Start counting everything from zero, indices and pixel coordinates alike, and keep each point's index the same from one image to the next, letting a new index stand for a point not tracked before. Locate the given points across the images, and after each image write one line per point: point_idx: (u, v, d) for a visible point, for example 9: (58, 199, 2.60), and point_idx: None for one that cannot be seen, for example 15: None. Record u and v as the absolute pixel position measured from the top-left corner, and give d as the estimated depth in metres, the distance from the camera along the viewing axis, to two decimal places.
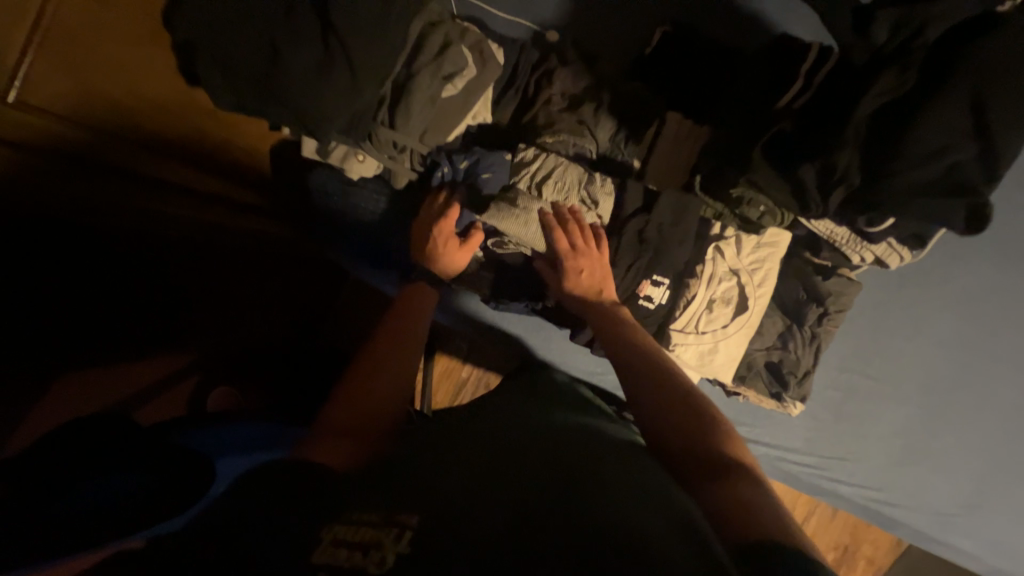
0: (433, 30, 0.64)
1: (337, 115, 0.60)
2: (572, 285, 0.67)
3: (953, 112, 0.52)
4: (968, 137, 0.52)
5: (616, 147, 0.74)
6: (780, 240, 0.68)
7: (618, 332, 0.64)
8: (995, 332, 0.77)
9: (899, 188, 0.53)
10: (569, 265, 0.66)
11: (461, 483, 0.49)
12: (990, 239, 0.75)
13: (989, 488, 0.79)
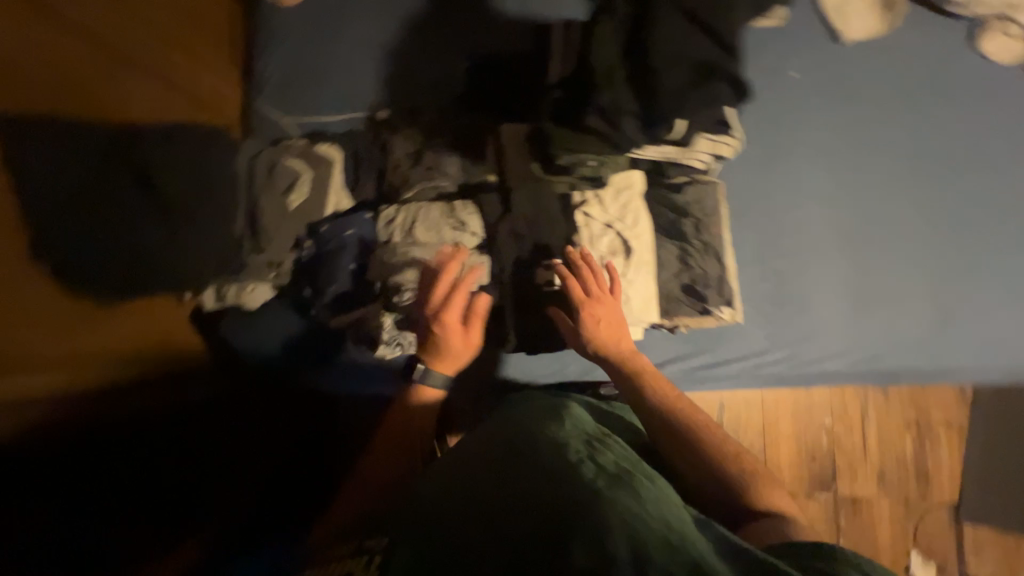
0: (260, 160, 0.78)
1: (210, 260, 0.74)
2: (591, 334, 0.71)
3: (664, 32, 0.66)
4: (690, 39, 0.65)
5: (468, 175, 0.78)
6: (632, 179, 0.73)
7: (637, 372, 0.71)
8: (865, 164, 0.82)
9: (667, 95, 0.64)
10: (586, 313, 0.70)
11: (430, 501, 0.51)
12: (801, 94, 0.83)
13: (954, 291, 0.79)
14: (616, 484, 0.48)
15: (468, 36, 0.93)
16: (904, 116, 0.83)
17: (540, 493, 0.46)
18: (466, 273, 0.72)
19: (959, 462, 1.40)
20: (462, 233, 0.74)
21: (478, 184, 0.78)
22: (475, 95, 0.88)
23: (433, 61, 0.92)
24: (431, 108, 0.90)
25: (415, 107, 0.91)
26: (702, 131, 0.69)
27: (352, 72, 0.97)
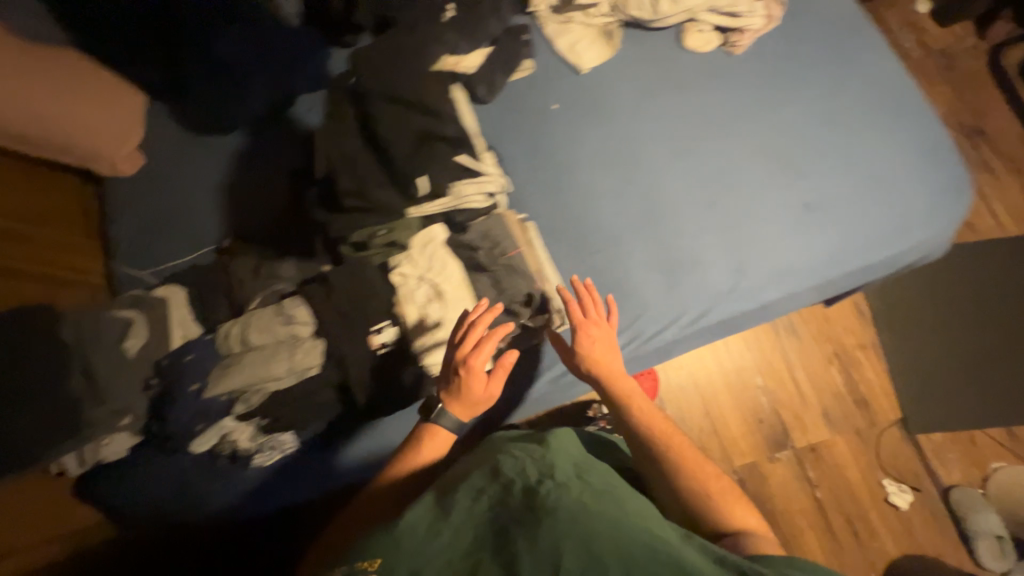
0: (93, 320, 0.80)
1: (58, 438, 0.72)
2: (584, 347, 0.77)
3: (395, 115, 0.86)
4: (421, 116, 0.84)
5: (305, 267, 0.93)
6: (433, 233, 0.82)
7: (629, 386, 0.78)
8: (634, 155, 0.94)
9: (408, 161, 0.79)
10: (581, 328, 0.76)
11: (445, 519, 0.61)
12: (564, 121, 0.98)
13: (740, 241, 0.87)
14: (609, 500, 0.63)
15: (286, 157, 1.07)
16: (652, 108, 0.96)
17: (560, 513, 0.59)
18: (298, 360, 0.76)
19: (888, 376, 1.46)
20: (292, 325, 0.79)
21: (314, 271, 0.92)
22: (300, 203, 0.99)
23: (262, 186, 1.05)
24: (264, 224, 1.00)
25: (252, 227, 1.01)
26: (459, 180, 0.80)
27: (196, 216, 1.07)
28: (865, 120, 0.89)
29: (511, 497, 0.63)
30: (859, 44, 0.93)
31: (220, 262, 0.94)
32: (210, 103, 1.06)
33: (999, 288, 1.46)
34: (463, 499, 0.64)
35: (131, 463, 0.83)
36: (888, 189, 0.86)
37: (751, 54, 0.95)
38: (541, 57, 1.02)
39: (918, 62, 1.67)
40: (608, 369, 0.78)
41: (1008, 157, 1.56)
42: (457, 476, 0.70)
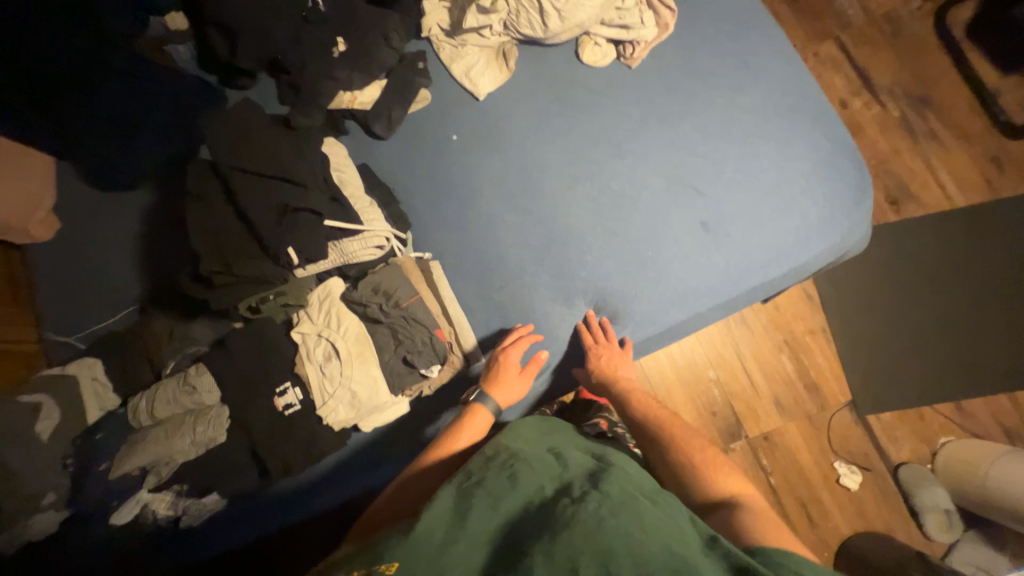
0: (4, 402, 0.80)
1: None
2: (597, 368, 0.85)
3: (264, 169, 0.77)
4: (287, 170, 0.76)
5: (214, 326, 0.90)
6: (329, 288, 0.82)
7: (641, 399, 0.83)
8: (534, 181, 0.93)
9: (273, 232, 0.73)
10: (591, 355, 0.87)
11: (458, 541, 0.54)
12: (464, 152, 0.96)
13: (642, 265, 0.86)
14: (635, 505, 0.57)
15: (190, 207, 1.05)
16: (550, 130, 0.94)
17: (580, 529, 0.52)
18: (200, 433, 0.78)
19: (838, 360, 1.46)
20: (196, 396, 0.81)
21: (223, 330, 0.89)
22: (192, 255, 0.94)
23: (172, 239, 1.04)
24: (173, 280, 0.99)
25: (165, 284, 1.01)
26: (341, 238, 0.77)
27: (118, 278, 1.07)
28: (765, 130, 0.86)
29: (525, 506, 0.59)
30: (757, 47, 0.89)
31: (136, 326, 0.92)
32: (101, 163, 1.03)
33: (946, 262, 1.45)
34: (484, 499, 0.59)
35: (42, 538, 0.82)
36: (787, 202, 0.83)
37: (648, 67, 0.92)
38: (437, 85, 1.00)
39: (861, 29, 1.61)
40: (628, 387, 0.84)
41: (955, 124, 1.52)
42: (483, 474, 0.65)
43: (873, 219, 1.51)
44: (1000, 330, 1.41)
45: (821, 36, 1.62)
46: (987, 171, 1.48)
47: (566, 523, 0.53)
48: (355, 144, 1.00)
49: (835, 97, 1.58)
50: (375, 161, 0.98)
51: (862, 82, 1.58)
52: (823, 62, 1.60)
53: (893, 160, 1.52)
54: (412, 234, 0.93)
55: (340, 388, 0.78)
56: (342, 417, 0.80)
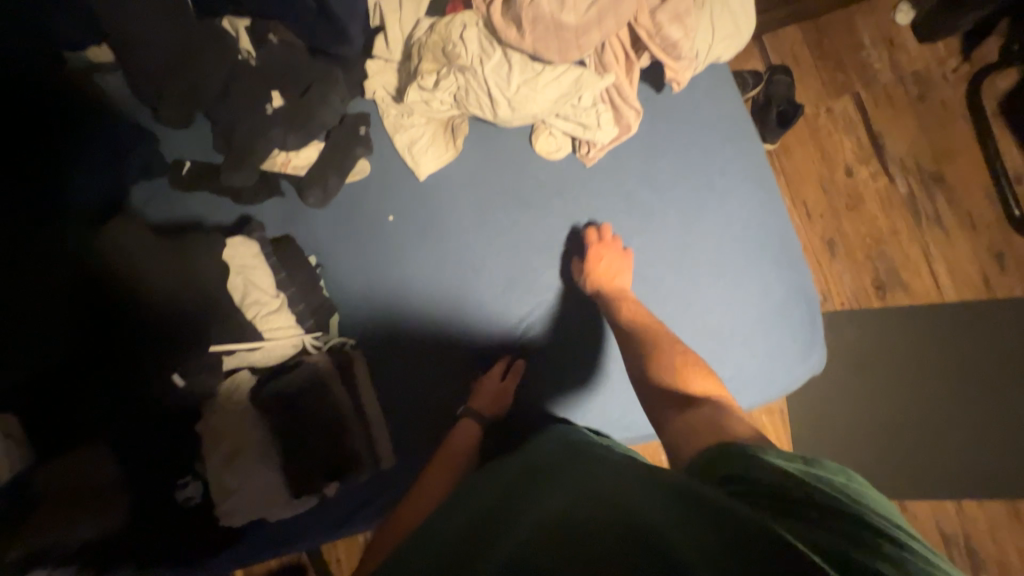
0: None
1: None
2: (596, 259, 0.76)
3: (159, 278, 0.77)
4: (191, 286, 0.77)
5: None
6: (237, 382, 0.82)
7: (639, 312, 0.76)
8: (469, 279, 0.87)
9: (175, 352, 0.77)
10: (590, 252, 0.76)
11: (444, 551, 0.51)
12: (398, 236, 0.90)
13: (569, 368, 0.86)
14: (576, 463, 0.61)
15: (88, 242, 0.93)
16: (490, 225, 0.87)
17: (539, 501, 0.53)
18: (105, 520, 0.77)
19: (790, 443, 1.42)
20: (94, 479, 0.77)
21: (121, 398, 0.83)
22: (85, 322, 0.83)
23: None
24: None
25: None
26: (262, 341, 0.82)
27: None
28: (717, 263, 0.78)
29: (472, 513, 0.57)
30: (725, 165, 0.80)
31: None
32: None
33: (922, 358, 1.38)
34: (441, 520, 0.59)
35: None
36: (726, 347, 0.77)
37: (603, 168, 0.83)
38: (379, 155, 0.91)
39: (885, 87, 1.45)
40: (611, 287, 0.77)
41: (965, 211, 1.40)
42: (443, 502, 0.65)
43: (856, 303, 1.43)
44: (964, 437, 1.35)
45: (839, 91, 1.46)
46: (987, 268, 1.38)
47: (518, 527, 0.49)
48: (288, 210, 0.93)
49: (841, 163, 1.45)
50: (306, 233, 0.92)
51: (874, 150, 1.44)
52: (836, 121, 1.46)
53: (888, 242, 1.42)
54: (336, 319, 0.87)
55: (240, 488, 0.79)
56: (241, 516, 0.80)
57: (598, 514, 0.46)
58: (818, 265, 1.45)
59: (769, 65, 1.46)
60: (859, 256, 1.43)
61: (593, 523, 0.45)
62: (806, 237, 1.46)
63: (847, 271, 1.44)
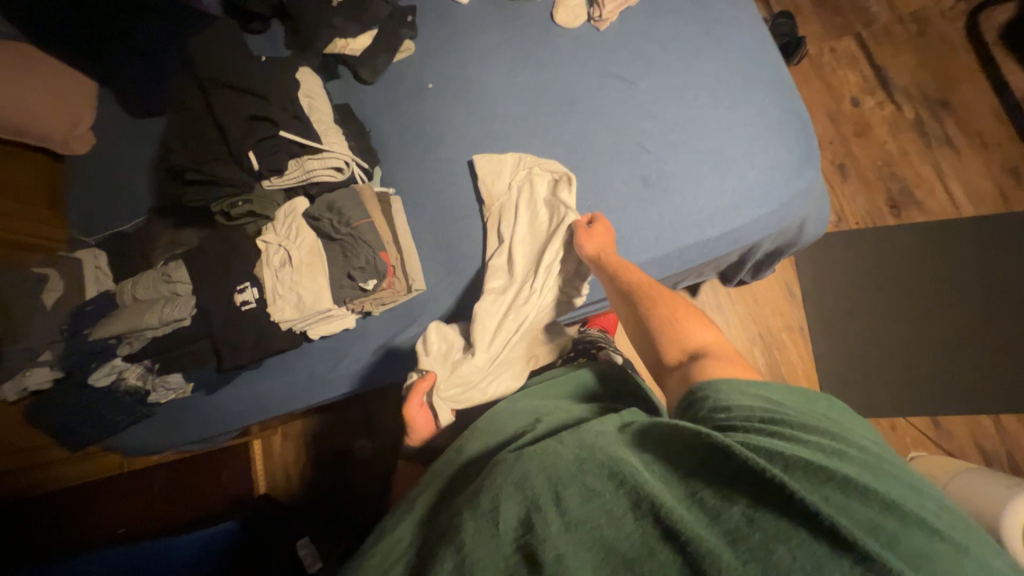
0: (50, 271, 0.97)
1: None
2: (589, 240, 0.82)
3: (235, 61, 0.86)
4: (258, 73, 0.86)
5: (202, 232, 1.02)
6: (294, 206, 0.91)
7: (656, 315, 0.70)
8: (489, 130, 0.99)
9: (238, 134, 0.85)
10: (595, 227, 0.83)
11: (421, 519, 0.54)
12: (434, 99, 1.03)
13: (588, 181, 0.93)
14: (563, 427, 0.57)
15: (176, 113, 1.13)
16: (514, 82, 1.00)
17: (500, 464, 0.51)
18: (167, 315, 0.90)
19: (812, 360, 1.40)
20: (172, 284, 0.92)
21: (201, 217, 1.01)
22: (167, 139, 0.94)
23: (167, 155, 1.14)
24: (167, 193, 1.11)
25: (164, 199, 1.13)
26: (300, 157, 0.86)
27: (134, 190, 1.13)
28: (717, 94, 0.87)
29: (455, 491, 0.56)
30: (721, 16, 0.91)
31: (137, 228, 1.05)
32: (134, 86, 1.18)
33: (941, 272, 1.39)
34: (427, 491, 0.58)
35: (34, 404, 0.94)
36: (728, 163, 0.85)
37: (615, 28, 0.96)
38: (421, 39, 1.08)
39: (885, 26, 1.55)
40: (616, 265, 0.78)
41: (974, 132, 1.45)
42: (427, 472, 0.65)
43: (870, 221, 1.46)
44: (991, 349, 1.33)
45: (840, 31, 1.57)
46: (1001, 182, 1.41)
47: (484, 489, 0.48)
48: (345, 87, 1.09)
49: (846, 94, 1.54)
50: (359, 103, 1.07)
51: (879, 80, 1.52)
52: (838, 59, 1.56)
53: (898, 163, 1.47)
54: (379, 170, 1.01)
55: (289, 290, 0.88)
56: (290, 319, 0.89)
57: (580, 459, 0.47)
58: (830, 188, 1.49)
59: (771, 12, 1.60)
60: (870, 177, 1.48)
61: (570, 472, 0.46)
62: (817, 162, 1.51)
63: (858, 192, 1.48)
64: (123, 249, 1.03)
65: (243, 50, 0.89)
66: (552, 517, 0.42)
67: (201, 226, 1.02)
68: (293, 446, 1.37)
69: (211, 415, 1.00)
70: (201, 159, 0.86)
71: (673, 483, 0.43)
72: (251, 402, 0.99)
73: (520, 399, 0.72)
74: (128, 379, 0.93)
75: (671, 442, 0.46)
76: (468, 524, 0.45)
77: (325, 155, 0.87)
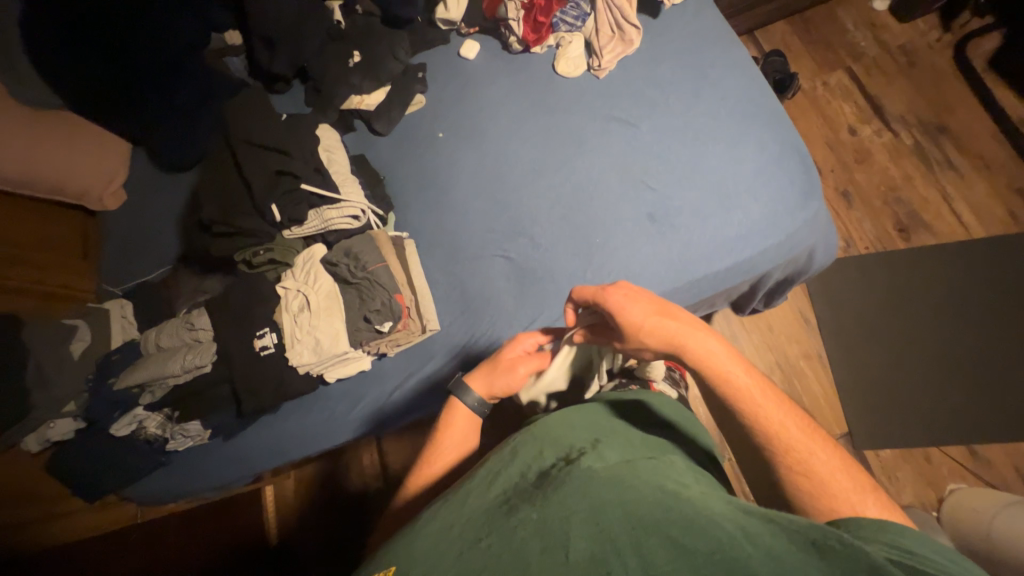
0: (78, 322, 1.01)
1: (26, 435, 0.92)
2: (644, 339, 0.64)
3: (262, 120, 0.92)
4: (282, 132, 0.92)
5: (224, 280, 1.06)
6: (312, 253, 0.95)
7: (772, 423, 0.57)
8: (499, 173, 1.03)
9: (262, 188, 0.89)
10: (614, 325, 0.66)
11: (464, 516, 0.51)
12: (445, 146, 1.08)
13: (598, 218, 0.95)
14: (641, 462, 0.54)
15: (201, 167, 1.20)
16: (521, 127, 1.04)
17: (579, 488, 0.48)
18: (188, 362, 0.92)
19: (833, 388, 1.36)
20: (195, 331, 0.95)
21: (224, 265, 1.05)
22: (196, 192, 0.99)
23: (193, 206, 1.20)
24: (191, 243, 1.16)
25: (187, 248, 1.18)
26: (321, 208, 0.91)
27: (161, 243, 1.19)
28: (717, 132, 0.91)
29: (500, 495, 0.53)
30: (716, 60, 0.96)
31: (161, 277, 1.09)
32: (165, 146, 1.26)
33: (960, 296, 1.37)
34: (475, 488, 0.56)
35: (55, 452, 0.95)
36: (732, 198, 0.87)
37: (615, 75, 1.01)
38: (432, 92, 1.14)
39: (876, 60, 1.61)
40: (733, 385, 0.59)
41: (976, 155, 1.47)
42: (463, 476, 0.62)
43: (880, 245, 1.46)
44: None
45: (832, 66, 1.64)
46: (1010, 203, 1.41)
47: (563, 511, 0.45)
48: (361, 139, 1.15)
49: (843, 124, 1.58)
50: (374, 152, 1.13)
51: (874, 110, 1.57)
52: (832, 91, 1.61)
53: (903, 188, 1.48)
54: (394, 215, 1.05)
55: (307, 335, 0.90)
56: (306, 363, 0.90)
57: (672, 514, 0.43)
58: (836, 213, 1.50)
59: (763, 51, 1.67)
60: (876, 203, 1.49)
61: (663, 522, 0.42)
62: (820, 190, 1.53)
63: (865, 217, 1.48)
64: (148, 298, 1.07)
65: (267, 109, 0.95)
66: (634, 564, 0.39)
67: (222, 273, 1.06)
68: (306, 491, 1.35)
69: (226, 461, 0.99)
70: (230, 211, 0.91)
71: (784, 560, 0.38)
72: (265, 447, 0.99)
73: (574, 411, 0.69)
74: (149, 427, 0.95)
75: (791, 529, 0.42)
76: (536, 544, 0.43)
77: (342, 206, 0.92)
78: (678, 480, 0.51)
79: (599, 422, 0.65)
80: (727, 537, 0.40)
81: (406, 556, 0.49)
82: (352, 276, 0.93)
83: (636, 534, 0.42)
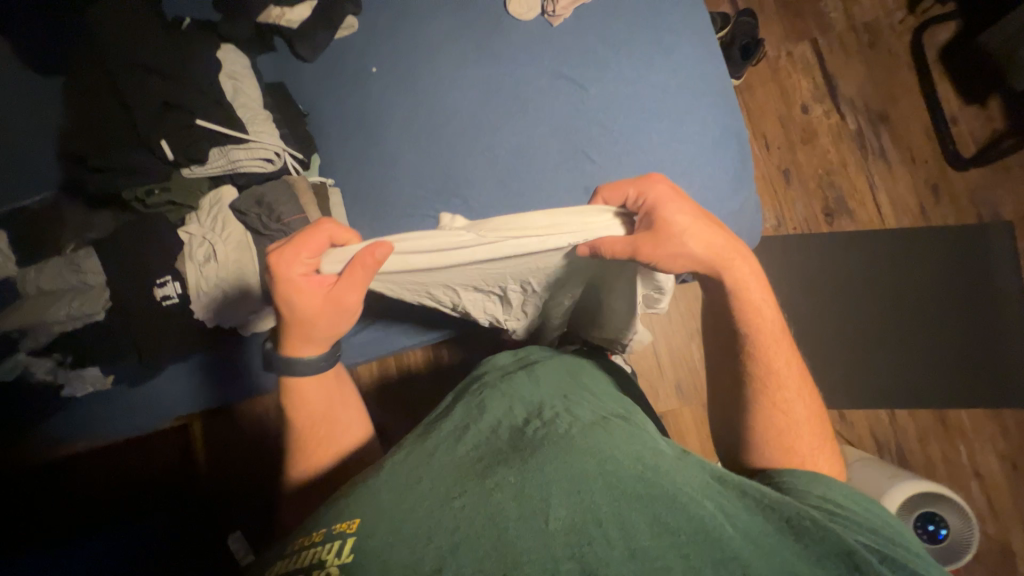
0: None
1: None
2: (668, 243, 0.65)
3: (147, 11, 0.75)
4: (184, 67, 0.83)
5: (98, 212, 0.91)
6: (221, 195, 0.87)
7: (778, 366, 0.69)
8: (435, 120, 0.95)
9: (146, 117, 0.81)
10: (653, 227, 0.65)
11: (441, 461, 0.52)
12: (379, 86, 0.97)
13: (538, 183, 0.90)
14: (613, 432, 0.55)
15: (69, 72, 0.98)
16: (466, 70, 0.95)
17: (564, 460, 0.49)
18: (76, 307, 0.82)
19: None
20: (82, 274, 0.84)
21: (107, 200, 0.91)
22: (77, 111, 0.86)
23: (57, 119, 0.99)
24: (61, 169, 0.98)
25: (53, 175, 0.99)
26: (220, 145, 0.84)
27: (29, 153, 0.98)
28: (665, 107, 0.89)
29: (473, 447, 0.54)
30: (672, 26, 0.92)
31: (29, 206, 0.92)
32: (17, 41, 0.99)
33: (862, 281, 1.50)
34: (444, 439, 0.56)
35: None
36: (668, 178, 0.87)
37: (570, 27, 0.93)
38: (367, 16, 1.00)
39: (840, 36, 1.59)
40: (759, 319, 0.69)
41: (906, 147, 1.54)
42: (416, 432, 0.61)
43: (807, 227, 1.53)
44: (896, 350, 1.47)
45: (799, 36, 1.59)
46: (923, 197, 1.52)
47: (548, 485, 0.46)
48: (283, 64, 1.00)
49: (798, 100, 1.57)
50: (296, 83, 1.00)
51: (829, 89, 1.57)
52: (795, 63, 1.59)
53: (838, 173, 1.54)
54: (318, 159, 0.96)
55: (216, 287, 0.84)
56: (220, 317, 0.86)
57: (650, 487, 0.47)
58: (776, 191, 1.54)
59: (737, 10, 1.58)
60: (811, 185, 1.54)
61: (644, 497, 0.46)
62: (765, 166, 1.55)
63: (800, 198, 1.54)
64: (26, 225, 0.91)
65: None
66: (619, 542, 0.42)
67: (116, 209, 0.90)
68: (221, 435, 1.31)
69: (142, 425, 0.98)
70: (105, 145, 0.83)
71: (756, 538, 0.45)
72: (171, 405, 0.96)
73: (542, 369, 0.70)
74: (38, 373, 0.87)
75: (760, 504, 0.49)
76: (514, 512, 0.44)
77: (247, 147, 0.84)
78: (664, 457, 0.53)
79: (565, 379, 0.69)
80: (712, 520, 0.45)
81: (376, 491, 0.49)
82: (269, 224, 0.85)
83: (620, 506, 0.45)
